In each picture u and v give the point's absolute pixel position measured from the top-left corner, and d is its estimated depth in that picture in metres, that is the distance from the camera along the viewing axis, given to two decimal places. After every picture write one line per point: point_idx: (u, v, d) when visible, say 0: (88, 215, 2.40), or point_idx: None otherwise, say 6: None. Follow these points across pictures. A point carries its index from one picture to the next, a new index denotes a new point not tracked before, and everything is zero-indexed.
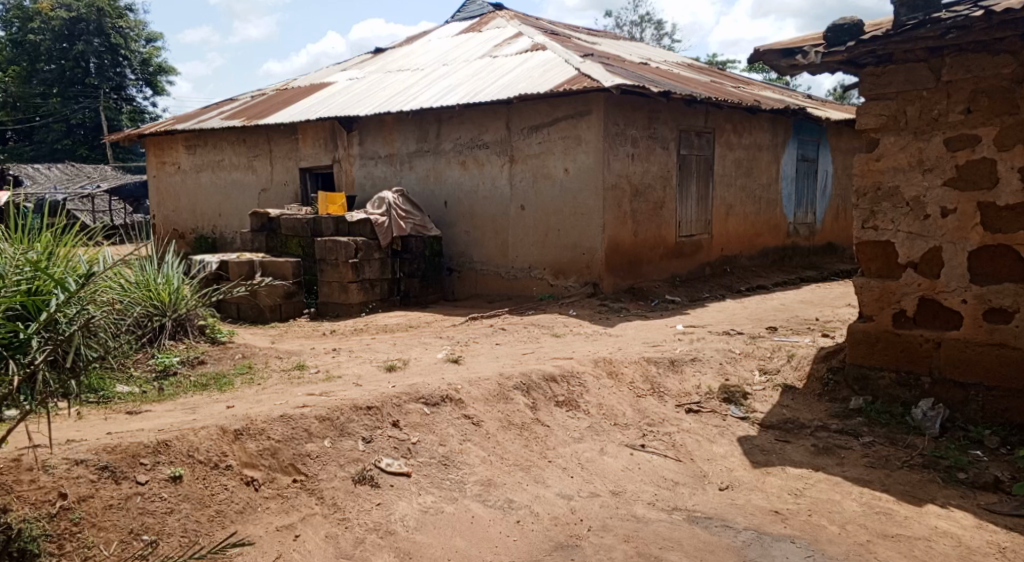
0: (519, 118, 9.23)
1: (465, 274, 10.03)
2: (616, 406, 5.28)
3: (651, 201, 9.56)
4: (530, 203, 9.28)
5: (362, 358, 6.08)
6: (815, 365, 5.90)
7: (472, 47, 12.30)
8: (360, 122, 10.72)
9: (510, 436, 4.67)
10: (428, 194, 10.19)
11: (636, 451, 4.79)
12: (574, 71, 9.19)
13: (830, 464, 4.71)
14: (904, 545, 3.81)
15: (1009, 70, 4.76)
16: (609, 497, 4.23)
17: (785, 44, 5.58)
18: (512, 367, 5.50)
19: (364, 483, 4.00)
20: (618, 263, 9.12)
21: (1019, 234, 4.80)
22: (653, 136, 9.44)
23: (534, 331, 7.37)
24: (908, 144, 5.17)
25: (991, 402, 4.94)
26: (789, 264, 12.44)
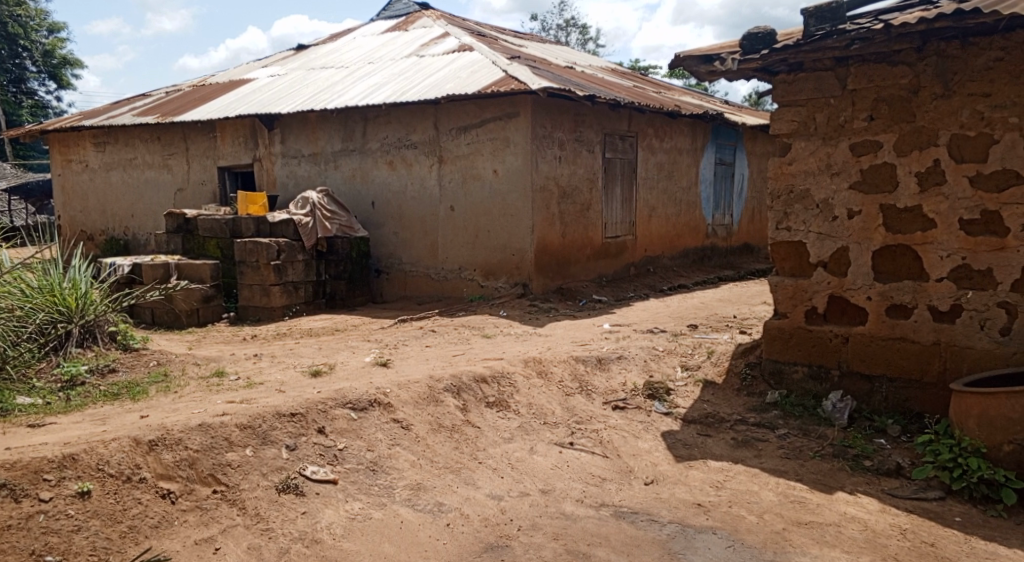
0: (447, 118, 9.29)
1: (394, 276, 10.03)
2: (546, 405, 5.41)
3: (578, 203, 9.75)
4: (459, 203, 9.35)
5: (285, 364, 6.06)
6: (733, 361, 6.14)
7: (397, 47, 12.31)
8: (284, 122, 10.59)
9: (440, 439, 4.74)
10: (353, 194, 10.16)
11: (564, 449, 4.93)
12: (501, 73, 9.30)
13: (748, 457, 4.93)
14: (817, 531, 4.03)
15: (907, 81, 5.07)
16: (538, 496, 4.35)
17: (703, 50, 5.78)
18: (441, 369, 5.56)
19: (289, 491, 4.02)
20: (547, 263, 9.28)
21: (916, 235, 5.11)
22: (580, 139, 9.64)
23: (463, 333, 7.45)
24: (817, 149, 5.44)
25: (893, 393, 5.24)
26: (709, 264, 12.83)
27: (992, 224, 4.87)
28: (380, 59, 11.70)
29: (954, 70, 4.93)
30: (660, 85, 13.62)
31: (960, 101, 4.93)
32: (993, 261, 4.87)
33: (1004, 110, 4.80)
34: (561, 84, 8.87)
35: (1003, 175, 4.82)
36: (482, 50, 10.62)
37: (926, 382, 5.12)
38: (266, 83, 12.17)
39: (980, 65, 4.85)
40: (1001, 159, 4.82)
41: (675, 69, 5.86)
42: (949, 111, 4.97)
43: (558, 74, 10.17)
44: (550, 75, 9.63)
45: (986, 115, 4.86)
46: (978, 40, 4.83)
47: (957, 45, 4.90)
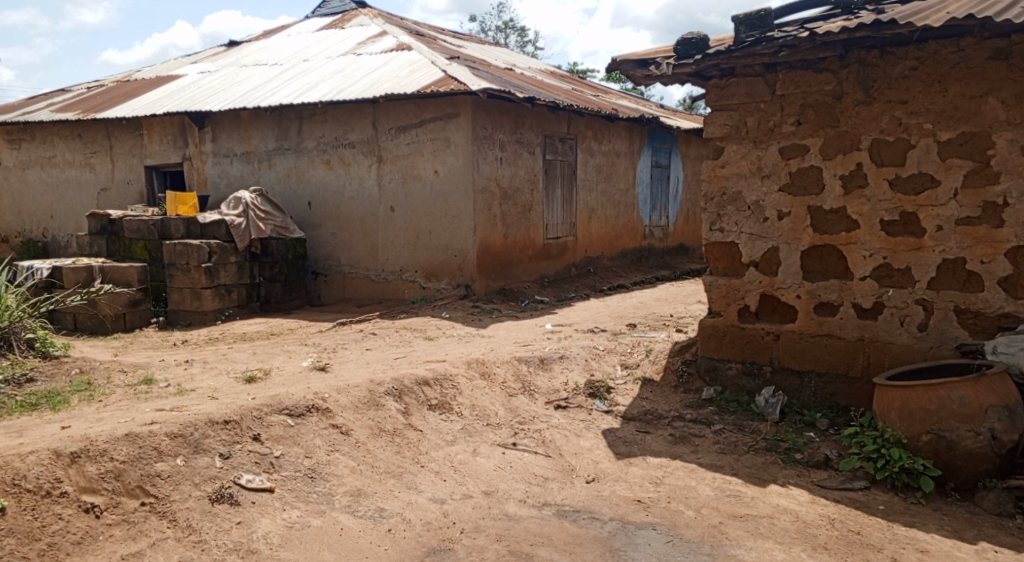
0: (385, 118, 9.28)
1: (333, 278, 9.96)
2: (488, 406, 5.48)
3: (519, 204, 9.84)
4: (399, 203, 9.34)
5: (218, 370, 5.99)
6: (670, 358, 6.31)
7: (333, 44, 12.23)
8: (217, 122, 10.42)
9: (381, 443, 4.77)
10: (289, 194, 10.07)
11: (507, 450, 5.00)
12: (440, 73, 9.33)
13: (685, 452, 5.08)
14: (751, 523, 4.19)
15: (831, 87, 5.29)
16: (481, 498, 4.41)
17: (639, 55, 5.90)
18: (382, 373, 5.58)
19: (223, 501, 3.99)
20: (489, 264, 9.35)
21: (841, 235, 5.33)
22: (520, 140, 9.72)
23: (404, 335, 7.47)
24: (748, 153, 5.63)
25: (821, 387, 5.46)
26: (647, 264, 13.08)
27: (910, 225, 5.11)
28: (316, 57, 11.59)
29: (874, 78, 5.15)
30: (597, 88, 13.82)
31: (880, 107, 5.16)
32: (911, 260, 5.11)
33: (919, 116, 5.04)
34: (500, 86, 8.94)
35: (919, 178, 5.06)
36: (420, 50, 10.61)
37: (851, 376, 5.35)
38: (197, 80, 11.94)
39: (897, 74, 5.08)
40: (917, 163, 5.06)
41: (611, 73, 5.95)
42: (870, 116, 5.20)
43: (496, 75, 10.24)
44: (489, 76, 9.70)
45: (903, 121, 5.10)
46: (895, 49, 5.07)
47: (876, 54, 5.12)
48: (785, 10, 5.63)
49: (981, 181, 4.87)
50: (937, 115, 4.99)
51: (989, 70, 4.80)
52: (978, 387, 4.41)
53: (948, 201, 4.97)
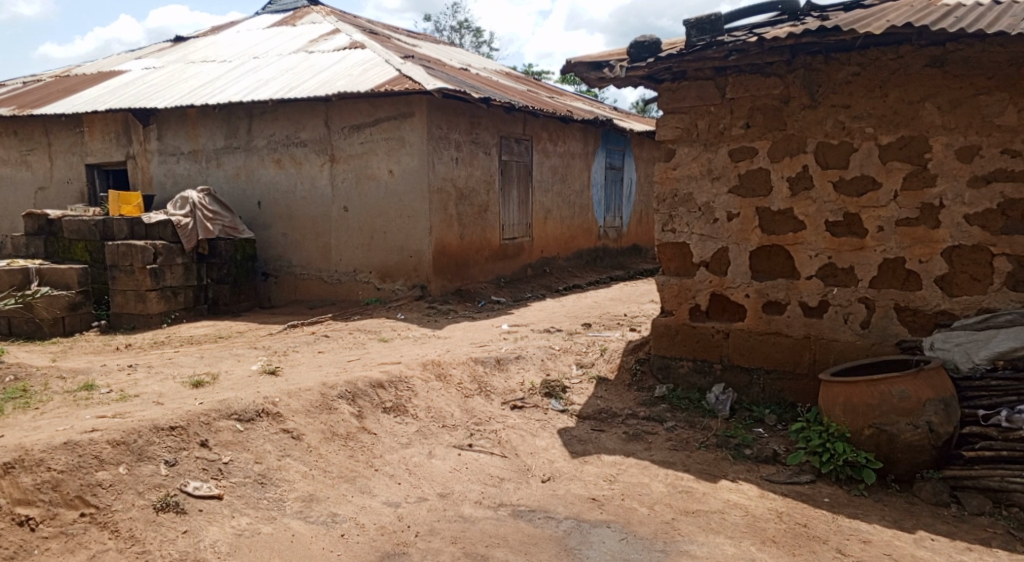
0: (338, 116, 9.24)
1: (284, 280, 9.88)
2: (443, 408, 5.50)
3: (475, 205, 9.87)
4: (353, 203, 9.31)
5: (163, 374, 5.91)
6: (624, 357, 6.40)
7: (284, 41, 12.13)
8: (166, 121, 10.25)
9: (334, 447, 4.76)
10: (238, 194, 9.97)
11: (463, 451, 5.03)
12: (394, 72, 9.32)
13: (639, 450, 5.16)
14: (703, 519, 4.28)
15: (778, 91, 5.42)
16: (436, 500, 4.43)
17: (592, 58, 5.96)
18: (335, 376, 5.56)
19: (168, 510, 3.94)
20: (445, 265, 9.36)
21: (788, 236, 5.48)
22: (476, 141, 9.75)
23: (358, 337, 7.46)
24: (699, 155, 5.75)
25: (769, 384, 5.60)
26: (601, 265, 13.21)
27: (853, 225, 5.26)
28: (265, 54, 11.48)
29: (819, 83, 5.30)
30: (552, 90, 13.92)
31: (824, 112, 5.31)
32: (854, 260, 5.27)
33: (862, 120, 5.20)
34: (455, 86, 8.96)
35: (862, 180, 5.22)
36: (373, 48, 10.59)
37: (798, 372, 5.49)
38: (141, 76, 11.73)
39: (841, 79, 5.23)
40: (859, 165, 5.22)
41: (565, 75, 6.01)
42: (815, 120, 5.35)
43: (450, 75, 10.26)
44: (444, 76, 9.72)
45: (846, 125, 5.25)
46: (839, 55, 5.22)
47: (821, 59, 5.27)
48: (733, 15, 5.76)
49: (919, 184, 5.04)
50: (878, 119, 5.15)
51: (926, 77, 4.98)
52: (917, 381, 4.56)
53: (888, 203, 5.14)
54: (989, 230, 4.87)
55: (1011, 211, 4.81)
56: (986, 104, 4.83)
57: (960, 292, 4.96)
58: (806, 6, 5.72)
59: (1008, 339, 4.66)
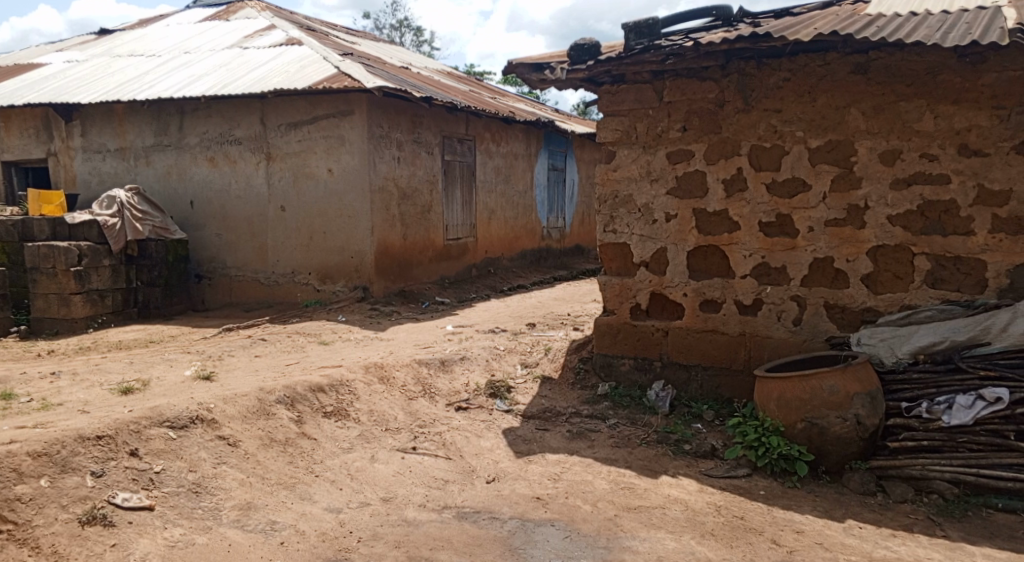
0: (274, 114, 9.15)
1: (217, 282, 9.75)
2: (386, 411, 5.51)
3: (418, 205, 9.86)
4: (290, 203, 9.23)
5: (90, 382, 5.78)
6: (567, 357, 6.49)
7: (216, 36, 11.92)
8: (93, 118, 9.98)
9: (272, 454, 4.74)
10: (168, 192, 9.80)
11: (407, 454, 5.05)
12: (332, 69, 9.25)
13: (582, 448, 5.24)
14: (645, 515, 4.39)
15: (713, 95, 5.57)
16: (379, 505, 4.45)
17: (534, 59, 6.02)
18: (273, 380, 5.52)
19: (94, 523, 3.88)
20: (387, 265, 9.34)
21: (723, 236, 5.64)
22: (417, 140, 9.74)
23: (297, 340, 7.40)
24: (638, 157, 5.88)
25: (707, 381, 5.76)
26: (545, 265, 13.33)
27: (785, 226, 5.45)
28: (197, 49, 11.27)
29: (752, 87, 5.46)
30: (493, 90, 13.98)
31: (757, 115, 5.48)
32: (787, 259, 5.45)
33: (792, 125, 5.38)
34: (396, 84, 8.94)
35: (793, 182, 5.41)
36: (310, 45, 10.49)
37: (734, 368, 5.66)
38: (64, 70, 11.40)
39: (772, 84, 5.40)
40: (791, 168, 5.41)
41: (507, 76, 6.05)
42: (748, 124, 5.52)
43: (389, 73, 10.23)
44: (384, 74, 9.68)
45: (778, 128, 5.43)
46: (770, 61, 5.38)
47: (754, 65, 5.43)
48: (670, 19, 5.89)
49: (846, 186, 5.25)
50: (808, 123, 5.34)
51: (851, 83, 5.18)
52: (845, 376, 4.73)
53: (818, 204, 5.33)
54: (910, 230, 5.09)
55: (930, 212, 5.04)
56: (906, 110, 5.05)
57: (885, 289, 5.18)
58: (739, 12, 5.90)
59: (928, 335, 4.88)
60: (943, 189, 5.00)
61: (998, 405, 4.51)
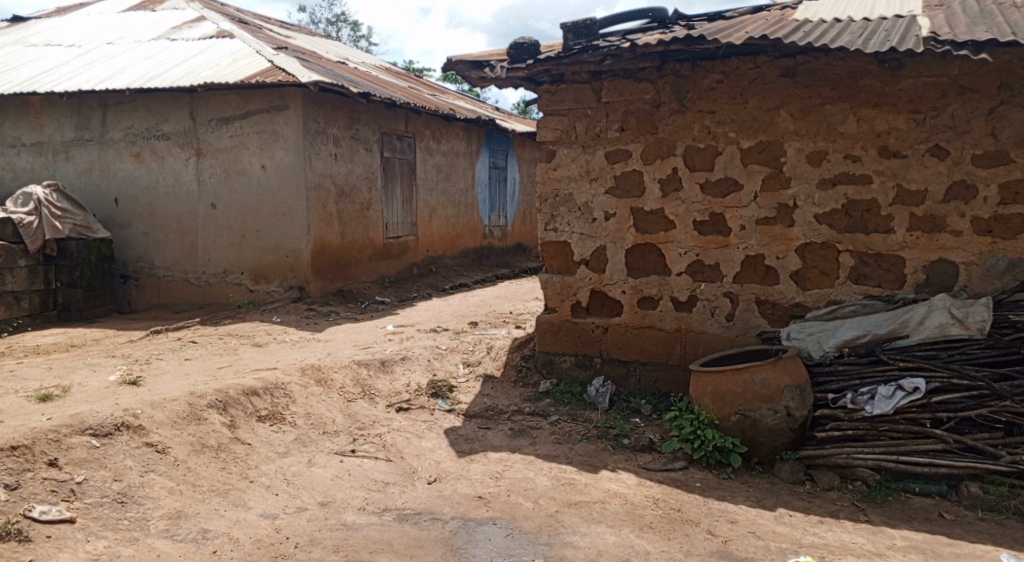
0: (204, 108, 9.00)
1: (144, 282, 9.54)
2: (324, 414, 5.50)
3: (357, 203, 9.80)
4: (222, 200, 9.10)
5: (7, 389, 5.61)
6: (510, 354, 6.56)
7: (141, 26, 11.63)
8: (7, 111, 9.66)
9: (204, 460, 4.68)
10: (90, 188, 9.55)
11: (346, 457, 5.05)
12: (266, 63, 9.13)
13: (524, 445, 5.31)
14: (585, 510, 4.48)
15: (650, 96, 5.69)
16: (317, 510, 4.43)
17: (473, 57, 6.03)
18: (204, 384, 5.46)
19: (9, 539, 3.77)
20: (324, 264, 9.26)
21: (660, 235, 5.77)
22: (355, 136, 9.68)
23: (229, 342, 7.31)
24: (578, 157, 5.96)
25: (645, 376, 5.89)
26: (487, 263, 13.37)
27: (719, 224, 5.60)
28: (121, 40, 10.95)
29: (687, 88, 5.60)
30: (432, 87, 13.94)
31: (692, 117, 5.62)
32: (720, 257, 5.61)
33: (725, 126, 5.54)
34: (332, 80, 8.87)
35: (725, 182, 5.56)
36: (242, 38, 10.28)
37: (671, 363, 5.80)
38: None
39: (706, 85, 5.54)
40: (723, 168, 5.56)
41: (447, 73, 6.05)
42: (683, 125, 5.65)
43: (326, 68, 10.12)
44: (320, 69, 9.59)
45: (712, 130, 5.58)
46: (704, 63, 5.51)
47: (688, 67, 5.56)
48: (607, 20, 5.99)
49: (776, 186, 5.42)
50: (739, 125, 5.50)
51: (781, 86, 5.35)
52: (777, 369, 4.90)
53: (749, 203, 5.50)
54: (836, 229, 5.29)
55: (854, 211, 5.25)
56: (831, 112, 5.25)
57: (812, 285, 5.38)
58: (674, 15, 6.03)
59: (851, 329, 5.10)
60: (866, 189, 5.21)
61: (916, 395, 4.75)
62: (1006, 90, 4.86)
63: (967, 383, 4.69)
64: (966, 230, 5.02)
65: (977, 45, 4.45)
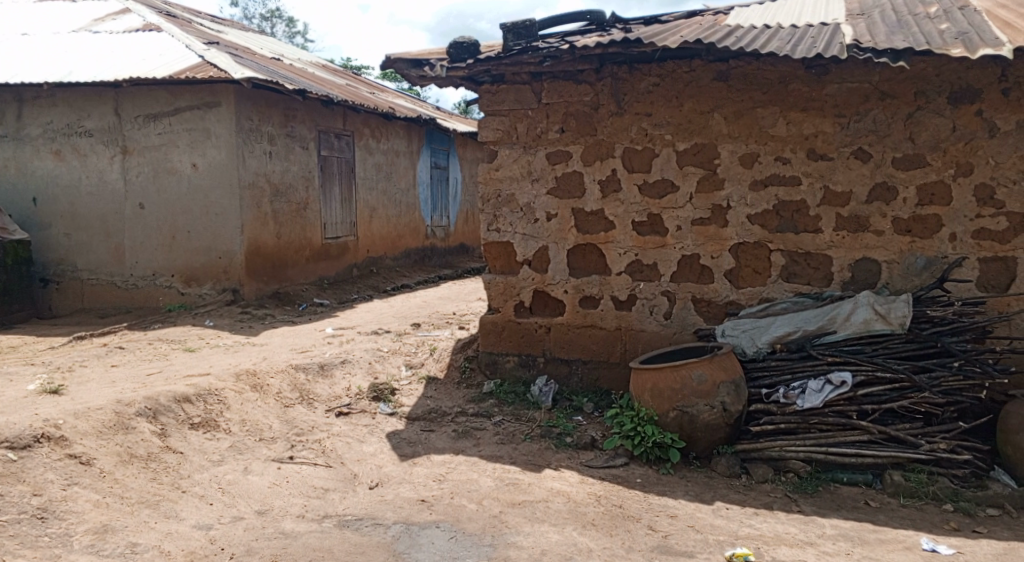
0: (130, 105, 8.81)
1: (66, 286, 9.30)
2: (260, 420, 5.45)
3: (293, 202, 9.69)
4: (149, 200, 8.92)
5: None
6: (453, 356, 6.60)
7: (62, 18, 11.29)
8: None
9: (133, 471, 4.61)
10: (7, 187, 9.28)
11: (284, 464, 5.02)
12: (198, 58, 8.95)
13: (468, 446, 5.35)
14: (529, 509, 4.54)
15: (589, 98, 5.77)
16: (254, 518, 4.40)
17: (412, 55, 6.00)
18: (132, 392, 5.36)
19: None
20: (259, 266, 9.14)
21: (600, 235, 5.86)
22: (291, 134, 9.57)
23: (159, 348, 7.18)
24: (519, 157, 6.00)
25: (587, 374, 5.98)
26: (429, 264, 13.35)
27: (656, 225, 5.72)
28: (41, 34, 10.58)
29: (625, 91, 5.69)
30: (371, 85, 13.83)
31: (629, 119, 5.72)
32: (657, 257, 5.73)
33: (661, 128, 5.65)
34: (267, 76, 8.75)
35: (662, 183, 5.68)
36: (170, 32, 10.01)
37: (612, 361, 5.91)
38: None
39: (643, 88, 5.64)
40: (660, 169, 5.68)
41: (385, 71, 6.00)
42: (621, 127, 5.75)
43: (260, 65, 9.97)
44: (254, 66, 9.45)
45: (648, 132, 5.69)
46: (640, 66, 5.60)
47: (626, 69, 5.64)
48: (546, 22, 6.05)
49: (710, 187, 5.56)
50: (675, 127, 5.62)
51: (714, 90, 5.48)
52: (712, 365, 5.03)
53: (685, 204, 5.63)
54: (767, 229, 5.47)
55: (784, 211, 5.43)
56: (762, 115, 5.40)
57: (745, 284, 5.54)
58: (612, 18, 6.13)
59: (783, 325, 5.27)
60: (795, 190, 5.39)
61: (843, 388, 4.93)
62: (922, 97, 5.10)
63: (890, 375, 4.91)
64: (888, 230, 5.25)
65: (896, 53, 4.65)
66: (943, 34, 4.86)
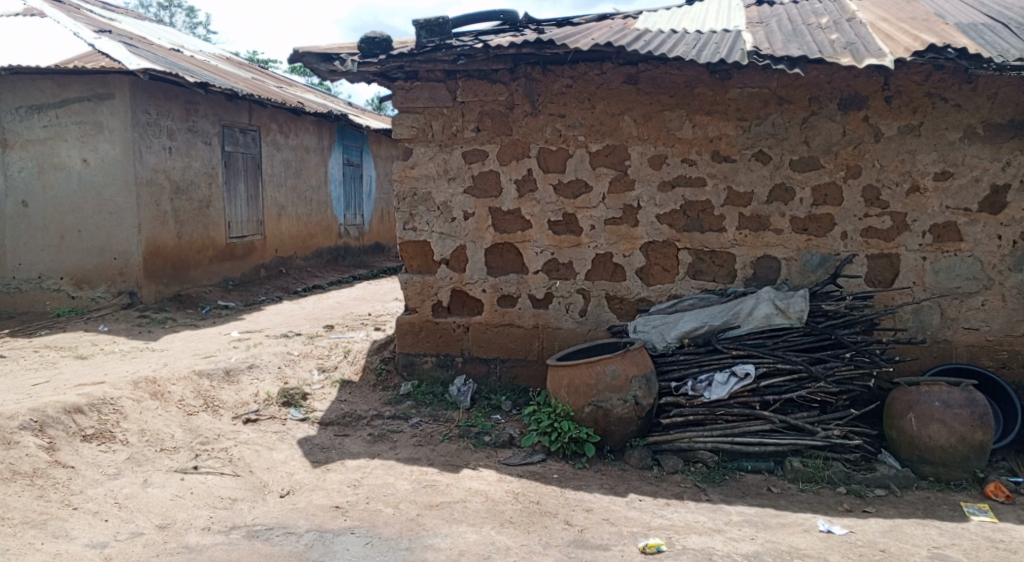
0: (11, 96, 8.37)
1: None
2: (161, 429, 5.28)
3: (195, 200, 9.38)
4: (33, 198, 8.53)
5: None
6: (368, 358, 6.54)
7: None
8: None
9: (17, 489, 4.40)
10: None
11: (187, 475, 4.88)
12: (88, 48, 8.53)
13: (384, 450, 5.32)
14: (446, 511, 4.56)
15: (503, 98, 5.80)
16: (155, 533, 4.26)
17: (321, 48, 5.82)
18: (17, 404, 5.11)
19: None
20: (158, 267, 8.81)
21: (517, 234, 5.92)
22: (191, 129, 9.26)
23: (48, 356, 6.84)
24: (435, 156, 5.99)
25: (504, 373, 6.03)
26: (343, 263, 13.16)
27: (571, 224, 5.81)
28: None
29: (538, 91, 5.75)
30: (280, 79, 13.50)
31: (543, 120, 5.78)
32: (573, 256, 5.83)
33: (574, 129, 5.74)
34: (164, 68, 8.42)
35: (576, 183, 5.78)
36: (55, 18, 9.49)
37: (529, 359, 5.98)
38: None
39: (556, 90, 5.72)
40: (574, 170, 5.77)
41: (293, 64, 5.82)
42: (535, 127, 5.81)
43: (157, 56, 9.59)
44: (151, 57, 9.08)
45: (562, 133, 5.77)
46: (553, 67, 5.67)
47: (539, 70, 5.69)
48: (460, 20, 6.06)
49: (621, 187, 5.69)
50: (587, 128, 5.72)
51: (624, 92, 5.61)
52: (624, 360, 5.15)
53: (598, 204, 5.74)
54: (675, 228, 5.64)
55: (691, 210, 5.61)
56: (670, 118, 5.56)
57: (655, 281, 5.71)
58: (525, 19, 6.18)
59: (691, 320, 5.43)
60: (701, 191, 5.57)
61: (747, 380, 5.13)
62: (817, 102, 5.35)
63: (789, 367, 5.14)
64: (787, 229, 5.49)
65: (792, 60, 4.86)
66: (834, 44, 5.11)
